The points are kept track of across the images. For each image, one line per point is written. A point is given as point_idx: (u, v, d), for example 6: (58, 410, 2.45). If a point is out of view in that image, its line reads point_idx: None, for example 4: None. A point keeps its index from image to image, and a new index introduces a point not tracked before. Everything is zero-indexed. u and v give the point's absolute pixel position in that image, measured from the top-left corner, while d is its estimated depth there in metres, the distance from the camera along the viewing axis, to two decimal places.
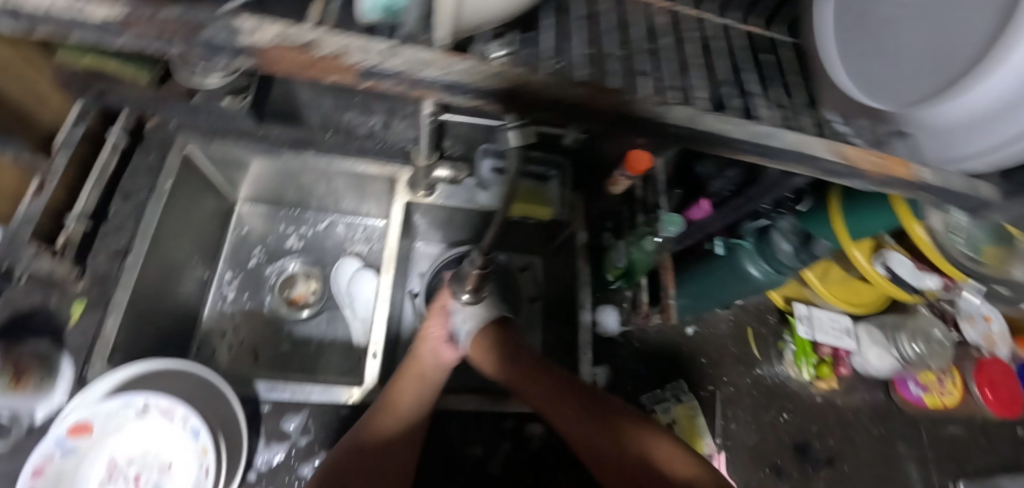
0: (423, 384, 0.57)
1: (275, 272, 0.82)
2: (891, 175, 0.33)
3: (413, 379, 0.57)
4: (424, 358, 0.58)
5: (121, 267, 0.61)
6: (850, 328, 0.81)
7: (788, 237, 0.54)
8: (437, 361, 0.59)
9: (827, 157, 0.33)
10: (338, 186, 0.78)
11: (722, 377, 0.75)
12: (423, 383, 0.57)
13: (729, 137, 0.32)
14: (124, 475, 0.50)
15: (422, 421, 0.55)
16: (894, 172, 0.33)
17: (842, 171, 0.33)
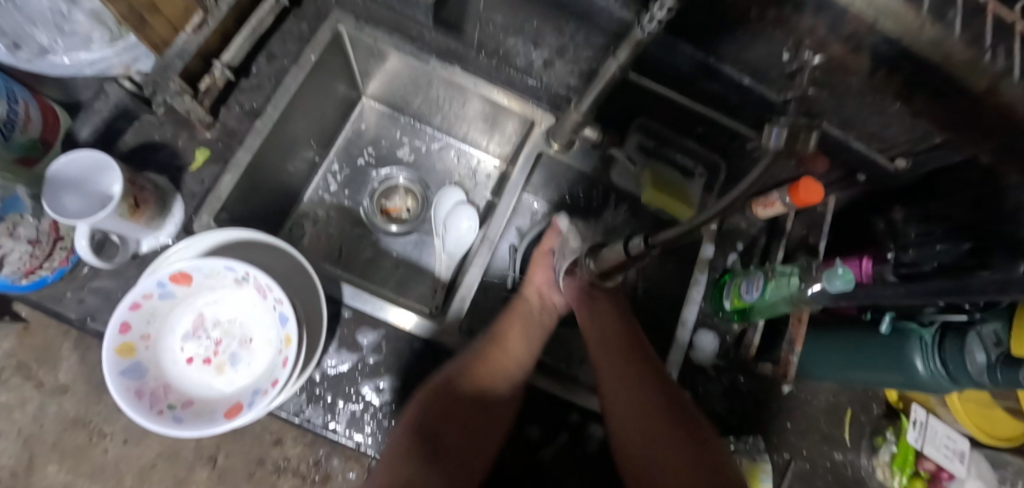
0: (530, 324, 0.63)
1: (379, 178, 0.80)
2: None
3: (520, 318, 0.63)
4: (535, 299, 0.65)
5: (249, 128, 0.59)
6: (966, 453, 0.70)
7: (988, 347, 0.44)
8: (546, 310, 0.66)
9: None
10: (470, 112, 0.72)
11: (802, 451, 0.68)
12: (528, 323, 0.63)
13: None
14: (206, 335, 0.50)
15: (523, 356, 0.61)
16: None
17: None
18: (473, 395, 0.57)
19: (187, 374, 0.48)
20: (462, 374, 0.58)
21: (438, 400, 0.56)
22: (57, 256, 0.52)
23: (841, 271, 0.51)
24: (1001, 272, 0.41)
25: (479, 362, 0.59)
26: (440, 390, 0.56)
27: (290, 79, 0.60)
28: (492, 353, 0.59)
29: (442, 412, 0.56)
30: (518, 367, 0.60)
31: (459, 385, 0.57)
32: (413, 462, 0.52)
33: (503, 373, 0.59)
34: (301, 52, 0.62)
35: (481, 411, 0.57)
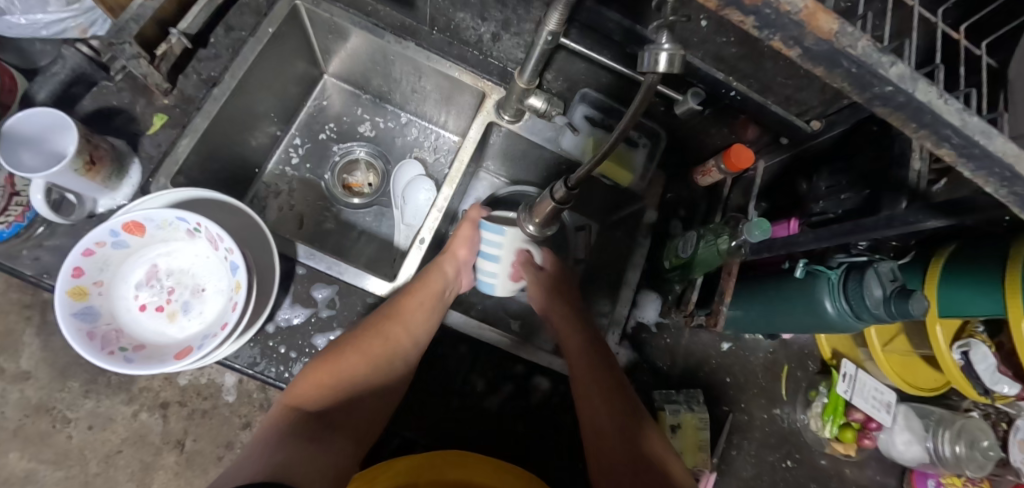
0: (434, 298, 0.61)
1: (341, 152, 0.83)
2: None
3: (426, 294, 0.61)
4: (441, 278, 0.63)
5: (206, 96, 0.61)
6: (891, 402, 0.74)
7: (885, 282, 0.48)
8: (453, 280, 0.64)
9: None
10: (425, 87, 0.76)
11: (739, 403, 0.72)
12: (424, 306, 0.60)
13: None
14: (159, 283, 0.51)
15: (418, 333, 0.58)
16: None
17: None
18: (364, 372, 0.55)
19: (140, 320, 0.50)
20: (351, 350, 0.55)
21: (322, 380, 0.53)
22: (13, 212, 0.53)
23: (758, 221, 0.55)
24: (885, 209, 0.44)
25: (363, 341, 0.56)
26: (325, 365, 0.54)
27: (247, 50, 0.63)
28: (384, 329, 0.57)
29: (333, 390, 0.53)
30: (411, 344, 0.58)
31: (348, 359, 0.55)
32: (297, 436, 0.49)
33: (394, 350, 0.56)
34: (259, 25, 0.64)
35: (367, 388, 0.55)
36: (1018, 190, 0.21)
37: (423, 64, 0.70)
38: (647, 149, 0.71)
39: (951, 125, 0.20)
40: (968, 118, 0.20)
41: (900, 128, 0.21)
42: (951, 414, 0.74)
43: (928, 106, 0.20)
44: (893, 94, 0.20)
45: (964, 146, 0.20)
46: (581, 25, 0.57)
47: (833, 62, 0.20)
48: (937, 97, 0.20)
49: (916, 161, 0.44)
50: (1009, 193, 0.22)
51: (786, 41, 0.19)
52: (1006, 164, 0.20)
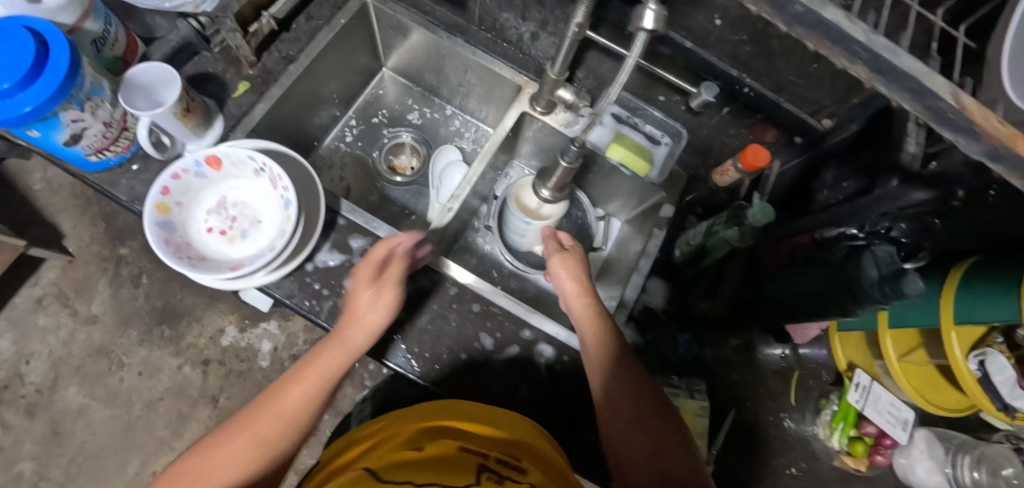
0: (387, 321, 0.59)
1: (389, 136, 0.92)
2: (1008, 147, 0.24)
3: (334, 347, 0.56)
4: (356, 328, 0.57)
5: (283, 71, 0.72)
6: (909, 421, 0.72)
7: (881, 264, 0.49)
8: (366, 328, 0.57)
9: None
10: (469, 81, 0.84)
11: (744, 401, 0.73)
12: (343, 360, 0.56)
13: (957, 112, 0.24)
14: (225, 212, 0.60)
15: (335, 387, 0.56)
16: None
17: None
18: (238, 469, 0.49)
19: (205, 240, 0.59)
20: (216, 445, 0.51)
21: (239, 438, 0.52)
22: (121, 144, 0.62)
23: (763, 205, 0.59)
24: (878, 188, 0.48)
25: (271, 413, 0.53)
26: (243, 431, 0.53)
27: (321, 36, 0.74)
28: (260, 424, 0.52)
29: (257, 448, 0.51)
30: (298, 426, 0.53)
31: (221, 449, 0.50)
32: None
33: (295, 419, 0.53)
34: (334, 17, 0.76)
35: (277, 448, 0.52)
36: (929, 105, 0.25)
37: (469, 59, 0.79)
38: (670, 146, 0.75)
39: (858, 40, 0.24)
40: (874, 37, 0.24)
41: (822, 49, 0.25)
42: (975, 442, 0.70)
43: (837, 25, 0.24)
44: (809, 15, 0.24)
45: (875, 61, 0.24)
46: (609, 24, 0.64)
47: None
48: (846, 20, 0.24)
49: (910, 144, 0.45)
50: (924, 108, 0.25)
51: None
52: (912, 78, 0.24)
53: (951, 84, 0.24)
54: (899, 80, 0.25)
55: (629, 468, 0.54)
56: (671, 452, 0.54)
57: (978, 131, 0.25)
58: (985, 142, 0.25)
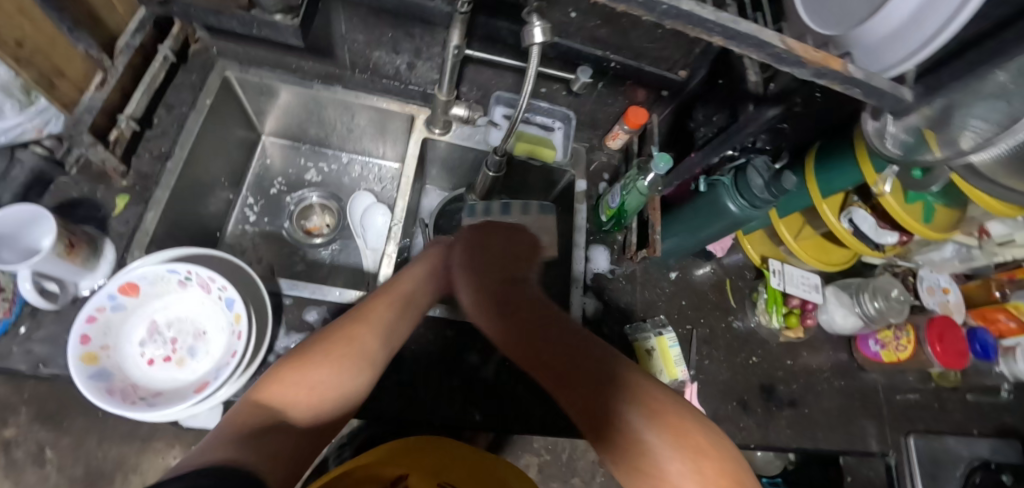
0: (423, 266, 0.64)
1: (295, 201, 0.88)
2: (824, 66, 0.34)
3: (343, 335, 0.50)
4: (373, 318, 0.53)
5: (161, 170, 0.66)
6: (818, 284, 0.87)
7: (762, 172, 0.61)
8: (374, 329, 0.52)
9: (851, 71, 0.34)
10: (360, 124, 0.84)
11: (699, 319, 0.83)
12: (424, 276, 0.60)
13: (780, 57, 0.34)
14: (161, 336, 0.56)
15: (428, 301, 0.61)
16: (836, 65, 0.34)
17: (852, 78, 0.35)
18: (333, 370, 0.47)
19: (151, 374, 0.54)
20: (320, 350, 0.48)
21: (347, 349, 0.49)
22: (2, 308, 0.55)
23: (660, 155, 0.68)
24: (741, 115, 0.59)
25: (325, 352, 0.48)
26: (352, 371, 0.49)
27: (191, 123, 0.69)
28: (356, 328, 0.51)
29: (357, 347, 0.50)
30: (381, 347, 0.52)
31: (319, 362, 0.47)
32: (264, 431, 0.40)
33: (388, 333, 0.53)
34: (197, 99, 0.71)
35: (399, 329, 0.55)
36: (770, 52, 0.34)
37: (354, 102, 0.79)
38: (563, 129, 0.82)
39: (711, 20, 0.31)
40: (719, 15, 0.31)
41: (686, 31, 0.32)
42: (864, 279, 0.88)
43: (695, 13, 0.31)
44: (674, 8, 0.31)
45: (725, 31, 0.32)
46: (480, 39, 0.70)
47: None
48: (696, 6, 0.31)
49: (751, 74, 0.57)
50: (766, 56, 0.34)
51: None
52: (752, 37, 0.32)
53: (776, 33, 0.33)
54: (729, 36, 0.32)
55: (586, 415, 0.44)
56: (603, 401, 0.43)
57: (804, 61, 0.34)
58: (812, 69, 0.34)
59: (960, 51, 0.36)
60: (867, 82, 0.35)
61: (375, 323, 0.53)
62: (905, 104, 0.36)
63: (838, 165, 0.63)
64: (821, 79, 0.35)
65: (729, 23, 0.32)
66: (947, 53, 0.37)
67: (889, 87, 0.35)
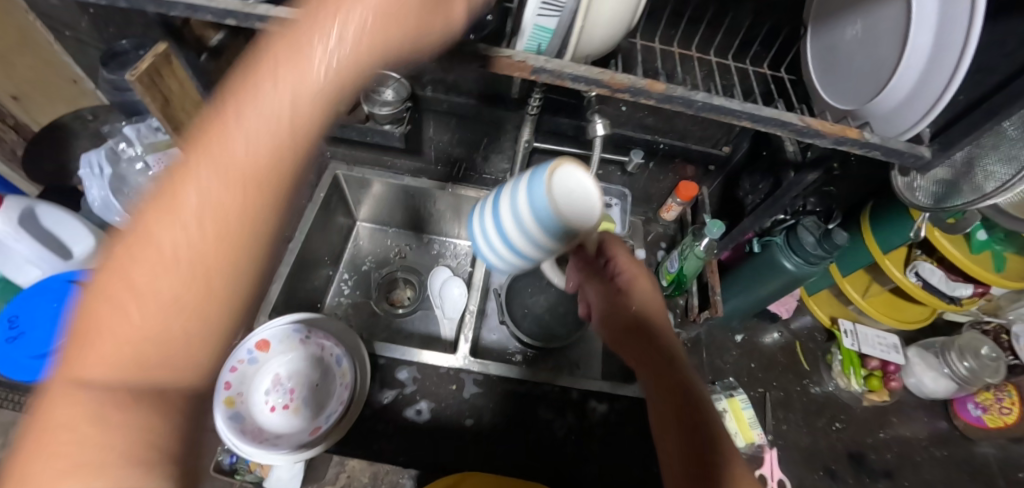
0: (200, 149, 0.29)
1: (382, 276, 1.00)
2: (842, 136, 0.42)
3: (140, 238, 0.28)
4: (195, 192, 0.29)
5: (285, 250, 0.81)
6: (898, 345, 0.84)
7: (813, 231, 0.66)
8: (217, 222, 0.29)
9: (862, 138, 0.43)
10: (439, 208, 0.98)
11: (771, 383, 0.82)
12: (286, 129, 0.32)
13: (801, 132, 0.42)
14: (282, 387, 0.64)
15: (246, 210, 0.30)
16: (845, 133, 0.42)
17: (863, 143, 0.43)
18: (145, 316, 0.28)
19: (270, 419, 0.62)
20: (118, 282, 0.28)
21: (82, 377, 0.27)
22: None
23: (713, 222, 0.72)
24: (784, 181, 0.65)
25: (119, 274, 0.28)
26: (129, 408, 0.27)
27: (309, 212, 0.85)
28: (158, 220, 0.28)
29: (109, 348, 0.27)
30: (236, 238, 0.30)
31: (117, 308, 0.27)
32: (147, 402, 0.27)
33: (245, 225, 0.30)
34: (314, 193, 0.87)
35: (201, 285, 0.29)
36: (793, 129, 0.42)
37: (436, 192, 0.93)
38: (621, 205, 0.91)
39: (738, 109, 0.40)
40: (746, 105, 0.41)
41: (720, 119, 0.41)
42: (948, 337, 0.84)
43: (725, 105, 0.40)
44: (709, 105, 0.40)
45: (752, 116, 0.41)
46: (545, 133, 0.83)
47: (672, 100, 0.40)
48: (727, 100, 0.40)
49: (788, 146, 0.64)
50: (790, 132, 0.42)
51: (646, 98, 0.40)
52: (776, 119, 0.41)
53: (796, 114, 0.41)
54: (756, 120, 0.41)
55: (665, 441, 0.49)
56: (673, 435, 0.49)
57: (821, 133, 0.42)
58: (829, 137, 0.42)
59: (966, 113, 0.43)
60: (883, 144, 0.43)
61: (212, 214, 0.29)
62: (924, 159, 0.45)
63: (895, 225, 0.67)
64: (840, 146, 0.43)
65: (754, 109, 0.41)
66: (956, 116, 0.44)
67: (907, 148, 0.44)
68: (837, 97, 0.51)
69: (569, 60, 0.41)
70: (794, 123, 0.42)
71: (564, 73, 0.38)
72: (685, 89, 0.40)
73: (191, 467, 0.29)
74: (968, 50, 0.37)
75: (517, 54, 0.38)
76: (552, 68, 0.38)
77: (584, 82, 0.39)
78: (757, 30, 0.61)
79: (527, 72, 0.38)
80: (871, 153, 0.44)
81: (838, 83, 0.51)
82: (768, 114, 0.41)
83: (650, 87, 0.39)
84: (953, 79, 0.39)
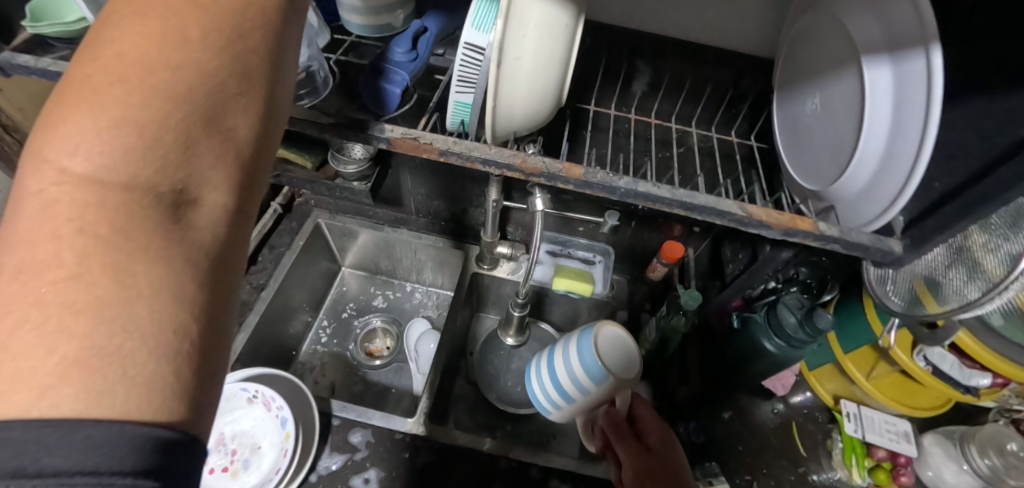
0: (126, 21, 0.30)
1: (361, 325, 0.99)
2: (790, 227, 0.38)
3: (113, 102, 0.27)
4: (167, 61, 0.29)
5: (256, 299, 0.81)
6: (910, 432, 0.76)
7: (795, 310, 0.60)
8: (186, 86, 0.29)
9: (816, 230, 0.38)
10: (420, 258, 0.97)
11: (761, 469, 0.74)
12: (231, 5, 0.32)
13: (742, 222, 0.38)
14: (225, 447, 0.63)
15: (213, 63, 0.30)
16: (794, 223, 0.38)
17: (817, 235, 0.38)
18: (125, 180, 0.26)
19: (209, 481, 0.61)
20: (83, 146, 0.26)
21: (30, 240, 0.24)
22: None
23: (689, 292, 0.71)
24: (761, 254, 0.61)
25: (86, 141, 0.26)
26: (82, 277, 0.24)
27: (284, 260, 0.85)
28: (134, 83, 0.28)
29: (42, 209, 0.25)
30: (210, 106, 0.30)
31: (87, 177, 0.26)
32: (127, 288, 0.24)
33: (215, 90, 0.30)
34: (293, 241, 0.88)
35: (163, 118, 0.28)
36: (733, 218, 0.38)
37: (415, 243, 0.93)
38: (604, 263, 0.87)
39: (665, 196, 0.37)
40: (675, 192, 0.37)
41: (648, 206, 0.38)
42: (967, 426, 0.75)
43: (651, 192, 0.37)
44: (634, 190, 0.37)
45: (684, 204, 0.37)
46: (521, 189, 0.82)
47: (591, 185, 0.37)
48: (653, 187, 0.37)
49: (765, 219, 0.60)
50: (730, 221, 0.38)
51: (563, 183, 0.38)
52: (711, 207, 0.37)
53: (735, 202, 0.37)
54: (687, 208, 0.38)
55: None
56: None
57: (768, 223, 0.38)
58: (776, 228, 0.38)
59: (938, 206, 0.38)
60: (842, 236, 0.38)
61: (180, 79, 0.29)
62: (894, 255, 0.40)
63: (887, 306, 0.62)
64: (792, 236, 0.39)
65: (684, 196, 0.37)
66: (929, 206, 0.39)
67: (872, 240, 0.39)
68: (802, 174, 0.47)
69: (487, 141, 0.39)
70: (735, 211, 0.38)
71: (473, 154, 0.37)
72: (606, 174, 0.37)
73: (198, 391, 0.25)
74: (926, 141, 0.33)
75: (423, 135, 0.37)
76: (459, 151, 0.37)
77: (494, 166, 0.37)
78: (722, 94, 0.59)
79: (434, 154, 0.37)
80: (830, 244, 0.39)
81: (801, 160, 0.47)
82: (701, 202, 0.37)
83: (565, 172, 0.37)
84: (914, 171, 0.34)
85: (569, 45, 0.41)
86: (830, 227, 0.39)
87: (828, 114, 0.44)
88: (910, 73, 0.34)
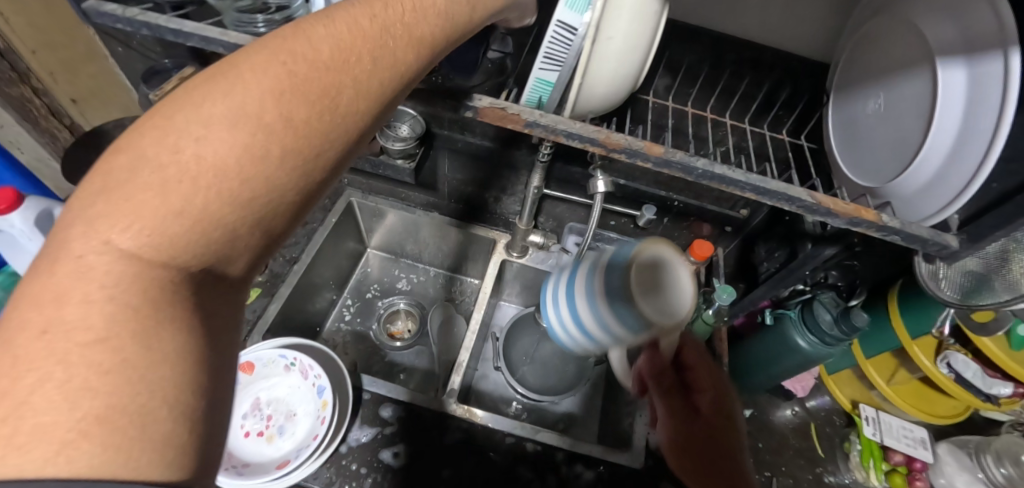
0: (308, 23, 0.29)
1: (385, 306, 1.00)
2: (856, 216, 0.39)
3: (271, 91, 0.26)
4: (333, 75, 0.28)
5: (289, 271, 0.82)
6: (926, 438, 0.77)
7: (830, 307, 0.62)
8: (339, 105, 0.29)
9: (880, 222, 0.40)
10: (448, 243, 0.97)
11: (779, 466, 0.75)
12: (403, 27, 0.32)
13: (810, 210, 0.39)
14: (260, 412, 0.64)
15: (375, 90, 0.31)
16: (859, 213, 0.39)
17: (879, 226, 0.40)
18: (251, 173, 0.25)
19: (244, 445, 0.62)
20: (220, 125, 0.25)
21: (112, 223, 0.22)
22: None
23: (723, 286, 0.71)
24: (800, 253, 0.62)
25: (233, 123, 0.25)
26: (110, 342, 0.21)
27: (317, 236, 0.86)
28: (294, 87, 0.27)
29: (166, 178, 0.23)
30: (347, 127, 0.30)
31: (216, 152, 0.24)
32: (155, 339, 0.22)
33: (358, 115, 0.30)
34: (325, 217, 0.89)
35: (296, 136, 0.27)
36: (801, 205, 0.39)
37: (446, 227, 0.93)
38: None
39: (740, 179, 0.38)
40: (750, 176, 0.38)
41: (721, 188, 0.39)
42: (986, 438, 0.76)
43: (728, 174, 0.38)
44: (711, 172, 0.39)
45: (756, 189, 0.39)
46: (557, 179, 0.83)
47: (668, 164, 0.39)
48: (729, 170, 0.38)
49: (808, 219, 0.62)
50: (798, 208, 0.40)
51: (642, 160, 0.39)
52: (782, 192, 0.38)
53: (806, 190, 0.39)
54: (759, 192, 0.39)
55: None
56: None
57: (835, 212, 0.39)
58: (842, 217, 0.39)
59: (995, 205, 0.39)
60: (903, 229, 0.40)
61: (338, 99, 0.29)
62: (951, 249, 0.41)
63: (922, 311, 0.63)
64: (855, 227, 0.40)
65: (758, 181, 0.38)
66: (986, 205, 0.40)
67: (931, 234, 0.40)
68: (859, 174, 0.49)
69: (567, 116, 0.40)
70: (805, 200, 0.39)
71: (556, 126, 0.38)
72: (684, 155, 0.39)
73: (205, 450, 0.24)
74: (997, 138, 0.34)
75: (509, 105, 0.38)
76: (545, 123, 0.38)
77: (578, 139, 0.38)
78: (772, 95, 0.60)
79: (517, 124, 0.38)
80: (891, 237, 0.41)
81: (858, 159, 0.49)
82: (774, 187, 0.38)
83: (646, 149, 0.38)
84: (984, 166, 0.35)
85: (650, 32, 0.42)
86: (893, 219, 0.40)
87: (892, 116, 0.45)
88: (987, 74, 0.36)
